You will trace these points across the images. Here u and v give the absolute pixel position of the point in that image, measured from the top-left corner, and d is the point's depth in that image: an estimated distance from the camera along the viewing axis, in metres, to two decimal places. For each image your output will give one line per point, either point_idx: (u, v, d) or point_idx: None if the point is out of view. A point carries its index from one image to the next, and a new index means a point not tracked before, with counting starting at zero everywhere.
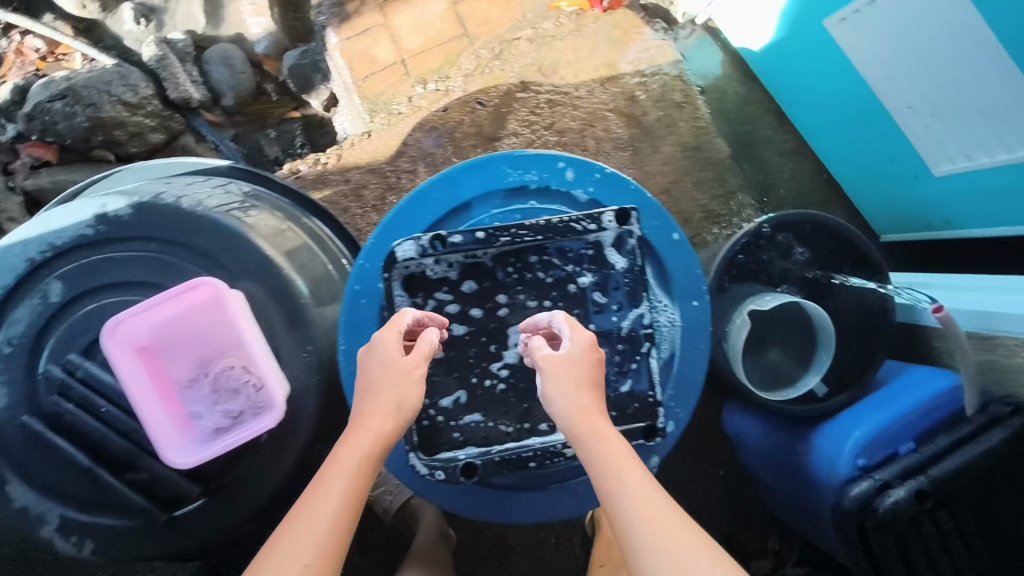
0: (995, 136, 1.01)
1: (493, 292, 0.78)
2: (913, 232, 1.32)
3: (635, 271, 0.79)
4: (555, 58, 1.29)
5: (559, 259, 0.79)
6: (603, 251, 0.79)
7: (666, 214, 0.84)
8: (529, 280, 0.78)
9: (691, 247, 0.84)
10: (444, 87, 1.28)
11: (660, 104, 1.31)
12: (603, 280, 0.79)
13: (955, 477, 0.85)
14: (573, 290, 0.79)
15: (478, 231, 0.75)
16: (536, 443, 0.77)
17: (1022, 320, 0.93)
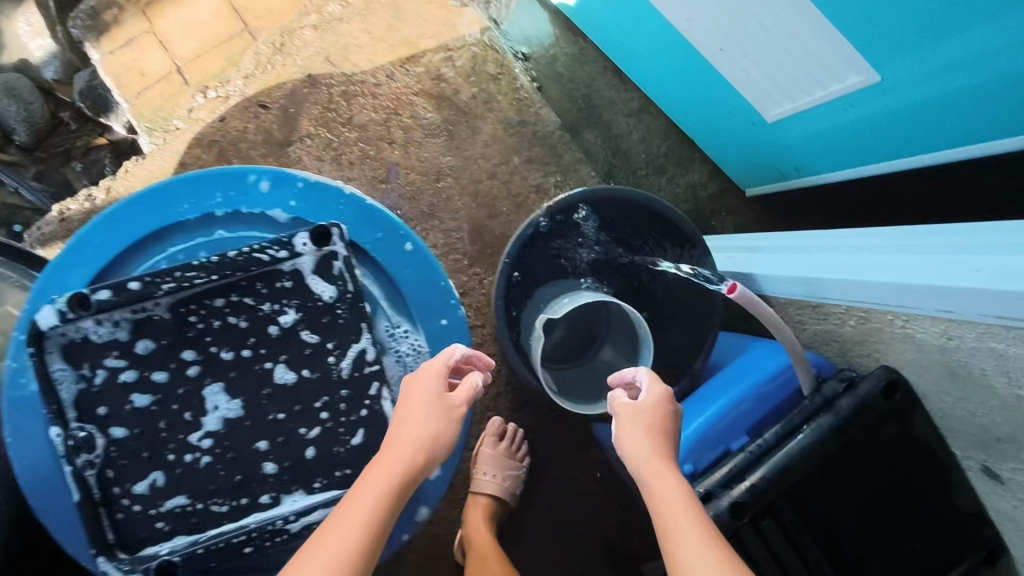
0: (810, 72, 0.87)
1: (178, 350, 0.65)
2: (773, 184, 1.18)
3: (348, 299, 0.67)
4: (344, 44, 1.15)
5: (253, 299, 0.66)
6: (304, 280, 0.66)
7: (391, 221, 0.70)
8: (220, 329, 0.66)
9: (430, 256, 0.71)
10: (223, 93, 1.13)
11: (471, 78, 1.17)
12: (311, 316, 0.66)
13: (777, 481, 0.73)
14: (276, 332, 0.66)
15: (133, 282, 0.62)
16: (252, 523, 0.65)
17: (830, 285, 0.77)
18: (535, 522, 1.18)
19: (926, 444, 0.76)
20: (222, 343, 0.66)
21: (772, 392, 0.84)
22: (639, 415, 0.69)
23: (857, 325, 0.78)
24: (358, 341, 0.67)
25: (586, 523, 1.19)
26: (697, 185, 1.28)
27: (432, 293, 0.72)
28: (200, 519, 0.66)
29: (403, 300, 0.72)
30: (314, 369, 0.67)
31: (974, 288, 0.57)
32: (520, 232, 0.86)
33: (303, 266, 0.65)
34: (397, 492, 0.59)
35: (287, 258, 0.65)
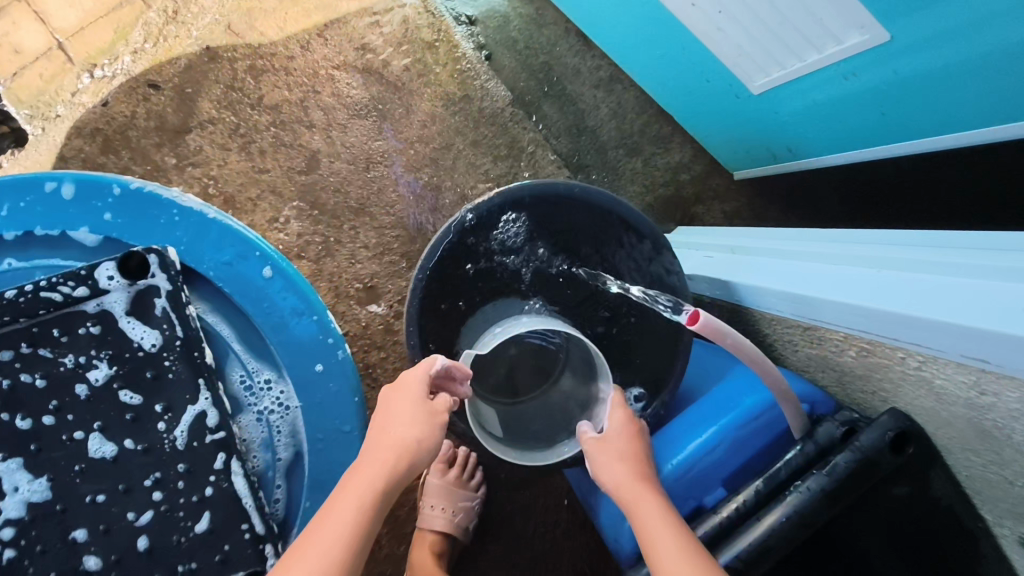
0: (798, 31, 0.69)
1: None
2: (765, 164, 0.99)
3: (176, 347, 0.58)
4: (248, 9, 0.97)
5: (59, 352, 0.56)
6: (121, 326, 0.57)
7: (241, 246, 0.62)
8: (16, 390, 0.56)
9: (286, 285, 0.63)
10: (108, 72, 0.96)
11: (402, 46, 0.99)
12: (129, 368, 0.57)
13: (759, 559, 0.57)
14: (85, 392, 0.57)
15: None
16: None
17: (827, 303, 0.60)
18: (493, 558, 1.04)
19: (946, 506, 0.59)
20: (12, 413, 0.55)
21: (754, 438, 0.67)
22: (613, 440, 0.64)
23: (858, 357, 0.60)
24: (192, 397, 0.57)
25: (551, 560, 1.03)
26: (677, 166, 1.09)
27: (299, 337, 0.63)
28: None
29: (265, 348, 0.63)
30: (138, 436, 0.57)
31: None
32: (439, 236, 0.69)
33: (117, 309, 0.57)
34: (376, 499, 0.54)
35: (90, 298, 0.56)
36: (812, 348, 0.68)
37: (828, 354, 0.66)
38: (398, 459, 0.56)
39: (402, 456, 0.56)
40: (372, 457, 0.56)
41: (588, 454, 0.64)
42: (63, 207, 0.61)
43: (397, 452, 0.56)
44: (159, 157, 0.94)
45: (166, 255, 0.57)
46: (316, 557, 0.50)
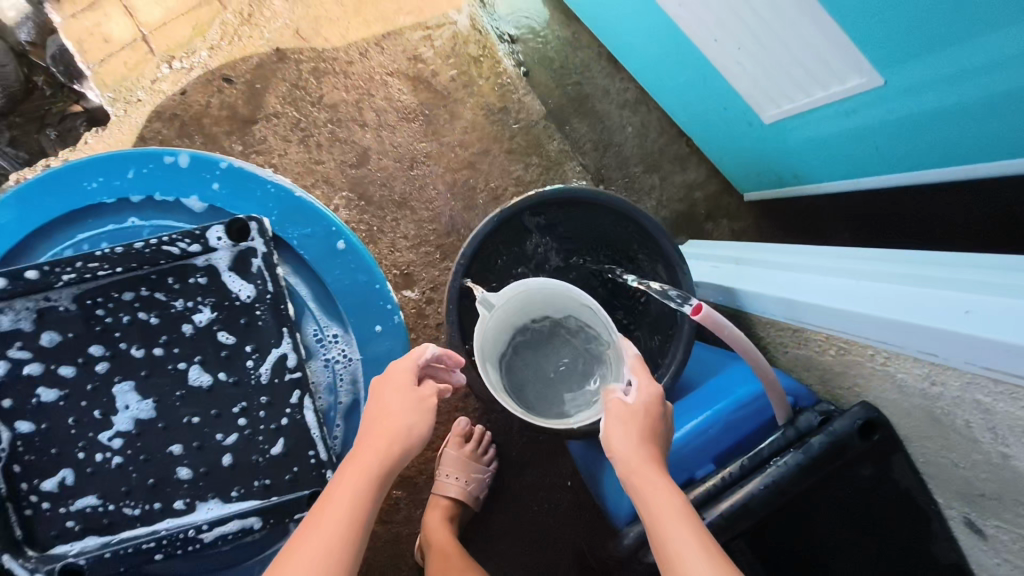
0: (806, 69, 0.80)
1: (85, 343, 0.60)
2: (772, 187, 1.09)
3: (268, 301, 0.61)
4: (316, 17, 1.08)
5: (164, 294, 0.60)
6: (222, 284, 0.60)
7: (323, 215, 0.66)
8: (127, 325, 0.60)
9: (364, 256, 0.68)
10: (187, 65, 1.07)
11: (450, 59, 1.10)
12: (228, 317, 0.61)
13: (740, 517, 0.67)
14: (189, 331, 0.61)
15: (30, 269, 0.57)
16: (163, 529, 0.61)
17: (812, 312, 0.70)
18: (500, 528, 1.13)
19: (905, 490, 0.68)
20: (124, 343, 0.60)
21: (746, 420, 0.77)
22: (635, 416, 0.61)
23: (837, 355, 0.70)
24: (277, 345, 0.62)
25: (554, 533, 1.13)
26: (692, 183, 1.20)
27: (369, 300, 0.69)
28: (110, 523, 0.61)
29: (335, 310, 0.69)
30: (228, 377, 0.61)
31: (961, 335, 0.51)
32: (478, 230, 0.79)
33: (221, 264, 0.60)
34: (371, 486, 0.58)
35: (198, 254, 0.59)
36: (799, 349, 0.78)
37: (813, 354, 0.75)
38: (391, 447, 0.60)
39: (398, 444, 0.60)
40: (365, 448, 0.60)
41: (608, 415, 0.61)
42: (163, 166, 0.64)
43: (389, 442, 0.60)
44: (228, 144, 1.05)
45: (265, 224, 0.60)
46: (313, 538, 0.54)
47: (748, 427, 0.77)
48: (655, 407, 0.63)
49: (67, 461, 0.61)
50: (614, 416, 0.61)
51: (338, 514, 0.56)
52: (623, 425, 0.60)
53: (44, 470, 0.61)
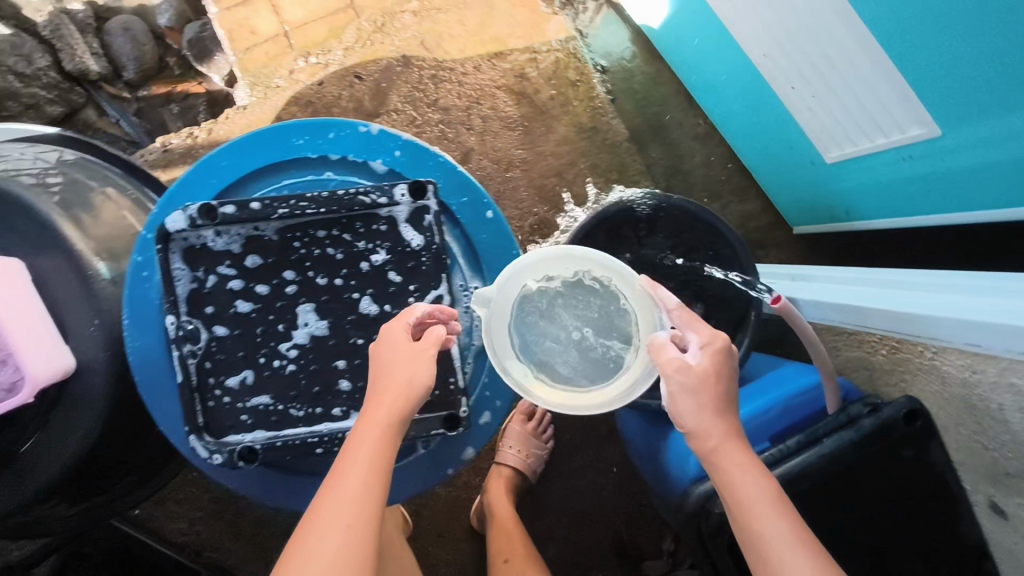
0: (871, 117, 0.95)
1: (280, 267, 0.73)
2: (822, 222, 1.23)
3: (432, 250, 0.74)
4: (440, 32, 1.24)
5: (351, 235, 0.73)
6: (399, 233, 0.74)
7: (475, 189, 0.78)
8: (317, 257, 0.73)
9: (505, 227, 0.78)
10: (323, 61, 1.23)
11: (550, 80, 1.26)
12: (398, 258, 0.74)
13: (796, 480, 0.79)
14: (366, 268, 0.74)
15: (253, 202, 0.70)
16: (324, 428, 0.74)
17: (868, 315, 0.84)
18: (548, 502, 1.24)
19: (938, 472, 0.80)
20: (312, 273, 0.74)
21: (797, 408, 0.91)
22: (708, 378, 0.68)
23: (888, 354, 0.85)
24: (439, 288, 0.75)
25: (598, 512, 1.24)
26: (749, 213, 1.34)
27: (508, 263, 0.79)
28: (278, 420, 0.74)
29: (479, 268, 0.79)
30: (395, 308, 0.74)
31: (1007, 325, 0.64)
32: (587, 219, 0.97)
33: (403, 217, 0.73)
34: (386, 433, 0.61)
35: (385, 207, 0.72)
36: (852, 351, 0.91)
37: (863, 355, 0.90)
38: (402, 404, 0.62)
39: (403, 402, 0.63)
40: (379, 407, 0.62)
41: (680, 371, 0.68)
42: (349, 135, 0.76)
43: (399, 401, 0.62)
44: None
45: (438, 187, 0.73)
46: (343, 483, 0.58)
47: (801, 411, 0.91)
48: (722, 365, 0.69)
49: (249, 363, 0.74)
50: (684, 379, 0.68)
51: (359, 473, 0.58)
52: (701, 398, 0.67)
53: (235, 367, 0.74)
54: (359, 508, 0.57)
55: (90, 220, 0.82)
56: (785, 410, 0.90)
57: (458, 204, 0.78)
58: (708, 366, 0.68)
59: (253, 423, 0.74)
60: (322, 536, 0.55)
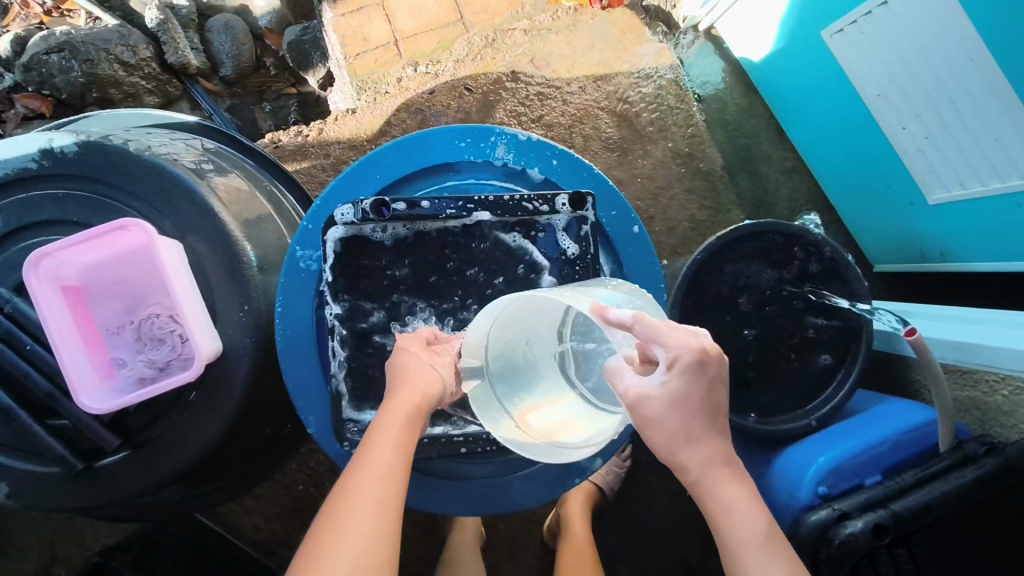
0: (989, 161, 0.97)
1: (436, 267, 0.76)
2: (907, 264, 1.25)
3: (587, 259, 0.76)
4: (548, 51, 1.28)
5: (510, 240, 0.76)
6: (556, 240, 0.76)
7: (626, 203, 0.81)
8: (475, 257, 0.76)
9: (651, 243, 0.81)
10: (434, 71, 1.26)
11: (652, 106, 1.29)
12: (555, 265, 0.76)
13: (920, 514, 0.79)
14: (523, 272, 0.77)
15: (423, 201, 0.71)
16: (470, 429, 0.75)
17: (1001, 353, 0.84)
18: (622, 522, 1.24)
19: None
20: (470, 272, 0.76)
21: (911, 442, 0.89)
22: (687, 398, 0.56)
23: (1011, 395, 0.88)
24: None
25: (670, 537, 1.24)
26: None
27: (650, 274, 0.81)
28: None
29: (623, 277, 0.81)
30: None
31: None
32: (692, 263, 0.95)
33: (562, 225, 0.75)
34: (408, 423, 0.60)
35: (547, 214, 0.73)
36: (963, 389, 0.93)
37: (980, 395, 0.92)
38: (422, 402, 0.62)
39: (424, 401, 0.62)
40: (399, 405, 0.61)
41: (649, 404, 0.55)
42: (513, 143, 0.79)
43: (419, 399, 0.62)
44: None
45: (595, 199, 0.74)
46: (368, 465, 0.56)
47: (912, 447, 0.89)
48: (692, 379, 0.55)
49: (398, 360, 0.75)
50: (646, 413, 0.55)
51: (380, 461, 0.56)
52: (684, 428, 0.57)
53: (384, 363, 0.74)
54: (384, 489, 0.54)
55: (242, 209, 0.83)
56: (897, 445, 0.89)
57: (610, 214, 0.80)
58: (674, 389, 0.55)
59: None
60: (349, 511, 0.52)
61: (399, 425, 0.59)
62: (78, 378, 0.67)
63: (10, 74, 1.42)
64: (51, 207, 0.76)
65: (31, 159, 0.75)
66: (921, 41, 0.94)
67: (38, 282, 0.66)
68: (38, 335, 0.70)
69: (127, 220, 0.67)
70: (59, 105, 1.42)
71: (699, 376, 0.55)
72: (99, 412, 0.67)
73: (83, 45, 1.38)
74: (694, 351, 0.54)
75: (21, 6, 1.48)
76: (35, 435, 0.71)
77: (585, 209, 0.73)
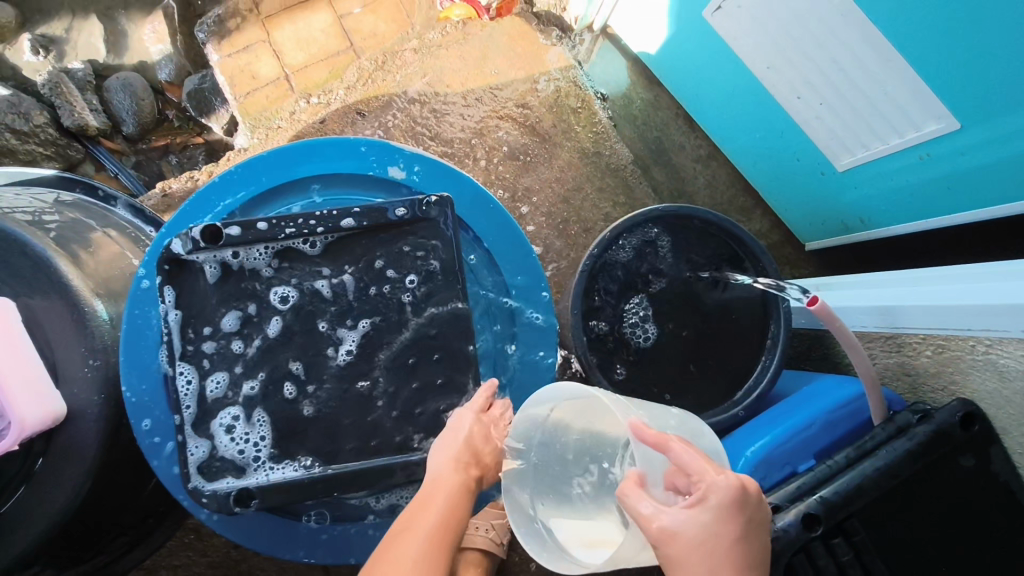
0: (885, 118, 0.92)
1: (294, 281, 0.74)
2: (832, 237, 1.21)
3: (440, 261, 0.75)
4: (439, 67, 1.25)
5: (360, 259, 0.75)
6: (413, 248, 0.75)
7: (478, 188, 0.86)
8: (327, 277, 0.75)
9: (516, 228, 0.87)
10: (325, 100, 1.24)
11: (552, 108, 1.28)
12: (413, 274, 0.75)
13: (849, 497, 0.72)
14: (382, 290, 0.75)
15: (259, 222, 0.70)
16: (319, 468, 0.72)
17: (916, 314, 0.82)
18: None
19: (1004, 483, 0.73)
20: (327, 289, 0.75)
21: (843, 419, 0.83)
22: (718, 543, 0.55)
23: (934, 355, 0.81)
24: (460, 294, 0.75)
25: None
26: (758, 233, 1.33)
27: (520, 259, 0.88)
28: (299, 440, 0.74)
29: (491, 257, 0.87)
30: (415, 313, 0.75)
31: None
32: (583, 266, 0.89)
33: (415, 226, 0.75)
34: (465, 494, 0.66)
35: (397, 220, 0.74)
36: (891, 356, 0.88)
37: (906, 359, 0.86)
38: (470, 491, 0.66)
39: (471, 484, 0.67)
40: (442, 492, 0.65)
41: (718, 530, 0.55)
42: (360, 153, 0.84)
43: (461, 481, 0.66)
44: None
45: (448, 199, 0.74)
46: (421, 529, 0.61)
47: (845, 427, 0.83)
48: (731, 519, 0.55)
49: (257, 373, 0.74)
50: (670, 553, 0.54)
51: (431, 528, 0.62)
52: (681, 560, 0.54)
53: (242, 395, 0.73)
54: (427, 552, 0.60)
55: (87, 257, 0.78)
56: (829, 425, 0.83)
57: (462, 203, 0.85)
58: (702, 527, 0.54)
59: (244, 447, 0.73)
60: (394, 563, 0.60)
61: (442, 494, 0.64)
62: None
63: None
64: None
65: None
66: (793, 5, 0.90)
67: None
68: None
69: None
70: None
71: (737, 518, 0.56)
72: None
73: None
74: (729, 485, 0.56)
75: None
76: None
77: (439, 207, 0.74)
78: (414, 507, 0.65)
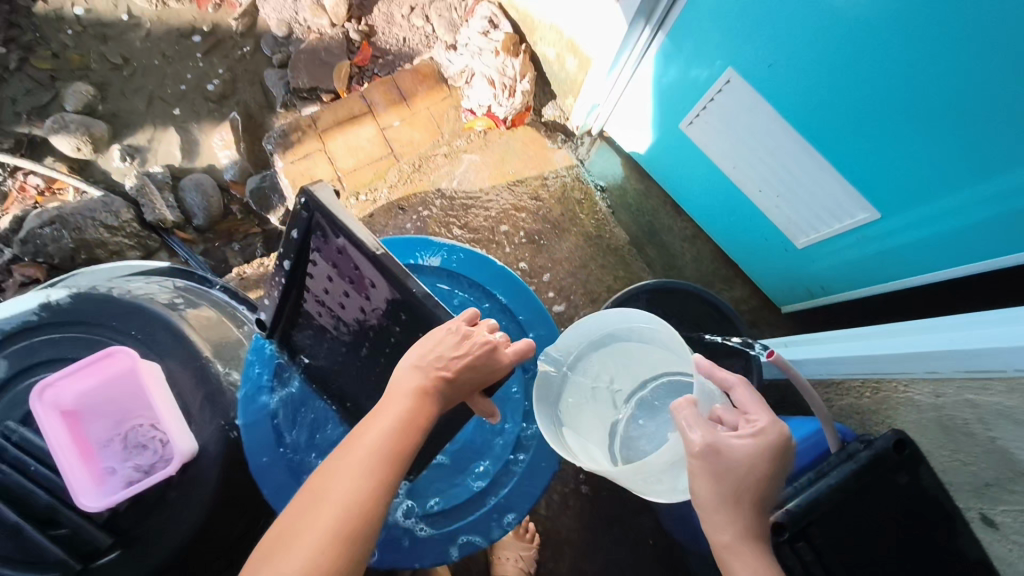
0: (827, 208, 1.16)
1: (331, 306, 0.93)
2: (800, 301, 1.43)
3: (346, 242, 0.85)
4: (466, 171, 1.54)
5: (330, 266, 0.89)
6: (329, 238, 0.86)
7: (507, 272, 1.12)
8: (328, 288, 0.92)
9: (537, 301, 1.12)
10: (372, 198, 1.51)
11: (559, 201, 1.55)
12: (349, 254, 0.85)
13: (808, 508, 0.91)
14: (358, 281, 0.87)
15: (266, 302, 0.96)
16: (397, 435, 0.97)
17: (843, 362, 1.05)
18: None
19: (933, 496, 0.92)
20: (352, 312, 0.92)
21: (805, 449, 1.03)
22: (751, 467, 0.70)
23: (872, 395, 1.04)
24: (402, 276, 0.81)
25: None
26: (739, 298, 1.56)
27: (542, 325, 1.12)
28: None
29: (519, 323, 1.12)
30: (379, 292, 0.86)
31: (942, 350, 0.85)
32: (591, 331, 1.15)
33: (334, 234, 0.85)
34: (417, 406, 0.76)
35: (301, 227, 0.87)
36: (844, 398, 1.11)
37: (854, 400, 1.09)
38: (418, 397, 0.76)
39: (415, 393, 0.76)
40: (390, 405, 0.76)
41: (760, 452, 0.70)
42: (419, 247, 1.12)
43: (411, 396, 0.76)
44: None
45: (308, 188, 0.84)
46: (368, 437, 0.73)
47: (809, 455, 1.02)
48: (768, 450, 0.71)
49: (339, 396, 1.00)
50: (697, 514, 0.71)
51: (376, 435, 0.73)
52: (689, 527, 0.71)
53: None
54: (373, 455, 0.72)
55: (209, 332, 1.00)
56: (795, 454, 1.02)
57: (487, 276, 1.13)
58: (746, 454, 0.70)
59: None
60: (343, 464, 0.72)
61: (390, 407, 0.75)
62: (78, 482, 0.82)
63: (8, 249, 1.62)
64: (45, 350, 0.93)
65: (31, 313, 0.93)
66: (747, 124, 1.16)
67: (44, 411, 0.83)
68: (40, 459, 0.86)
69: (115, 348, 0.85)
70: (51, 269, 1.62)
71: (770, 453, 0.71)
72: (98, 509, 0.81)
73: (72, 217, 1.60)
74: (779, 434, 0.72)
75: (18, 192, 1.71)
76: (39, 543, 0.85)
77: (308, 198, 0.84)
78: (369, 420, 0.76)
